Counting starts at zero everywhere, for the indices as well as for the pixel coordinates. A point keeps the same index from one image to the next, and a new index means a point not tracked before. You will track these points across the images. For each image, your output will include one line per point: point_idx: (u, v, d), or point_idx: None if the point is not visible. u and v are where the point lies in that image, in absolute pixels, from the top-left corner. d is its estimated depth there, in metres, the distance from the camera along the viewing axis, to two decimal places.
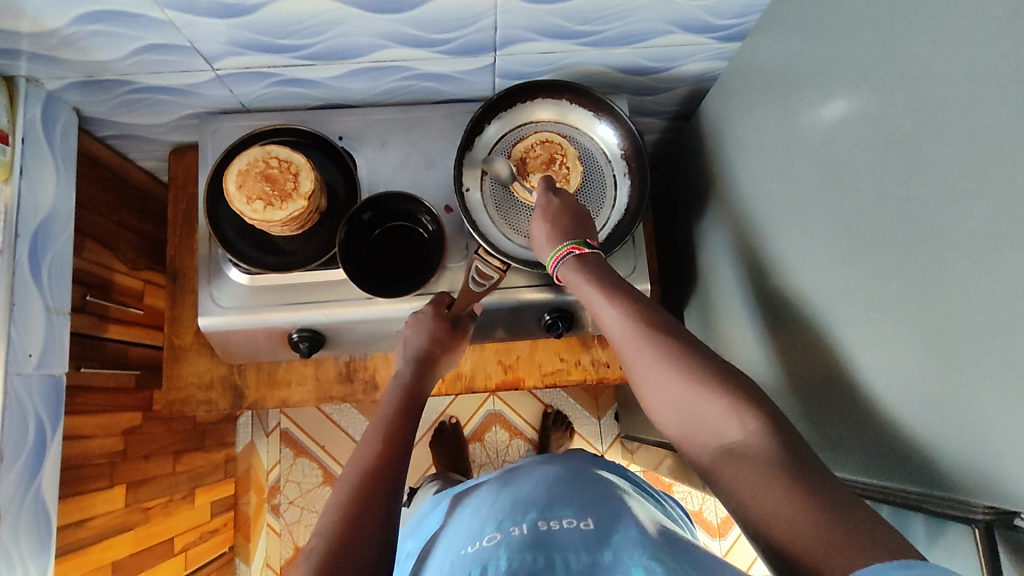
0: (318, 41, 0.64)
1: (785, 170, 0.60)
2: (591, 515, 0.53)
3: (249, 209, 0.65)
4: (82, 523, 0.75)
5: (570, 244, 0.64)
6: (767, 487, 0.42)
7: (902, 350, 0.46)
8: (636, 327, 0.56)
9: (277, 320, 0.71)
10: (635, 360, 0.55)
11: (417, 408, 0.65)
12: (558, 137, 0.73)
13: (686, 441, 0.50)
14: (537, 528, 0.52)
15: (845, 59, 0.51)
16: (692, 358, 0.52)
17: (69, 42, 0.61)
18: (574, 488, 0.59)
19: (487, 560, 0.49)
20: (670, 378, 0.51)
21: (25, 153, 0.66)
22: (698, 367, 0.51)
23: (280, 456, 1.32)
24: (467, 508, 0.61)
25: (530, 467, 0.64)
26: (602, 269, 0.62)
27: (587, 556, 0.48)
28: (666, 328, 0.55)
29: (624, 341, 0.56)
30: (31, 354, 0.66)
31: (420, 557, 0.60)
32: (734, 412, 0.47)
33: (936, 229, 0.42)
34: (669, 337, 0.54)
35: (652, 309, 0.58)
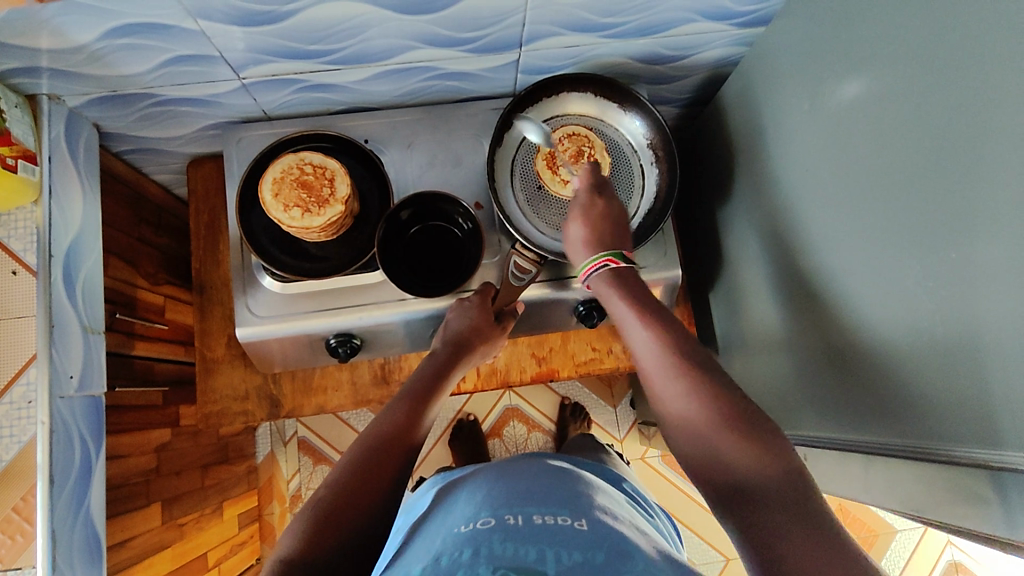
0: (346, 45, 0.64)
1: (814, 151, 0.62)
2: (586, 519, 0.53)
3: (287, 217, 0.64)
4: (124, 543, 0.75)
5: (609, 253, 0.67)
6: (770, 517, 0.47)
7: (944, 320, 0.48)
8: (665, 350, 0.60)
9: (316, 326, 0.71)
10: (663, 381, 0.59)
11: (438, 398, 0.67)
12: (584, 130, 0.74)
13: (701, 465, 0.55)
14: (530, 521, 0.52)
15: (875, 40, 0.52)
16: (725, 393, 0.56)
17: (95, 58, 0.60)
18: (566, 495, 0.58)
19: (479, 539, 0.50)
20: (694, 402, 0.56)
21: (53, 172, 0.65)
22: (725, 396, 0.56)
23: (299, 465, 1.33)
24: (458, 499, 0.62)
25: (525, 470, 0.65)
26: (631, 285, 0.66)
27: (580, 554, 0.47)
28: (698, 359, 0.59)
29: (653, 364, 0.61)
30: (72, 376, 0.65)
31: (405, 537, 0.60)
32: (751, 446, 0.52)
33: (978, 200, 0.43)
34: (705, 370, 0.58)
35: (686, 339, 0.61)
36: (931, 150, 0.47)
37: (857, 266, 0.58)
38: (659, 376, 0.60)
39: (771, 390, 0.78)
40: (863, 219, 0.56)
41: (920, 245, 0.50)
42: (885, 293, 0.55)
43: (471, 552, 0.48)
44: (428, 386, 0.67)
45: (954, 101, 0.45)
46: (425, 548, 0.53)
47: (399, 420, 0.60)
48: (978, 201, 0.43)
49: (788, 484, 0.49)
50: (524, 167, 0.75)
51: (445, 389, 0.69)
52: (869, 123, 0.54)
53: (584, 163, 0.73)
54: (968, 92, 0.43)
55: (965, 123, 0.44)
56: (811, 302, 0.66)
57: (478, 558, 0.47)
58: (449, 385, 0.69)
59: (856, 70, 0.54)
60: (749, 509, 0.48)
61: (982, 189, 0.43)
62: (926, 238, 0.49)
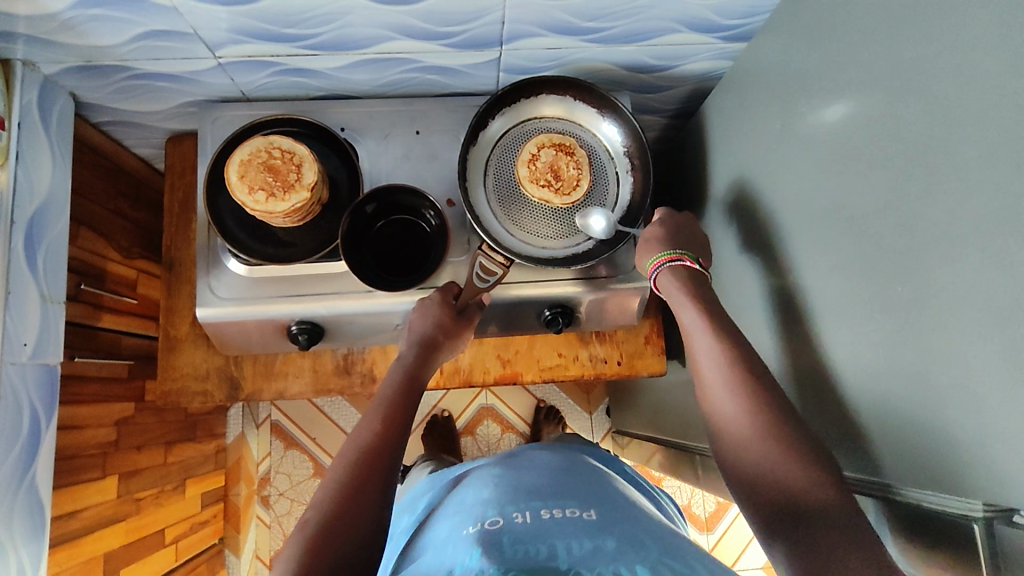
0: (323, 31, 0.63)
1: (785, 171, 0.61)
2: (594, 510, 0.54)
3: (252, 199, 0.64)
4: (74, 514, 0.74)
5: (670, 253, 0.66)
6: (830, 551, 0.43)
7: (894, 353, 0.47)
8: (734, 367, 0.56)
9: (276, 312, 0.71)
10: (726, 392, 0.55)
11: (418, 392, 0.65)
12: (559, 198, 0.72)
13: (749, 492, 0.51)
14: (538, 517, 0.52)
15: (848, 63, 0.51)
16: (774, 407, 0.53)
17: (69, 26, 0.59)
18: (584, 488, 0.59)
19: (488, 540, 0.49)
20: (758, 431, 0.52)
21: (22, 137, 0.65)
22: (778, 411, 0.52)
23: (270, 448, 1.32)
24: (464, 495, 0.61)
25: (532, 463, 0.65)
26: (698, 289, 0.64)
27: (590, 543, 0.48)
28: (749, 360, 0.56)
29: (715, 372, 0.57)
30: (26, 344, 0.65)
31: (412, 539, 0.61)
32: (817, 471, 0.49)
33: (937, 232, 0.43)
34: (759, 379, 0.55)
35: (738, 338, 0.58)
36: (896, 176, 0.47)
37: (818, 291, 0.57)
38: (712, 377, 0.57)
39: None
40: (824, 244, 0.56)
41: (877, 274, 0.49)
42: (840, 321, 0.54)
43: (481, 552, 0.47)
44: (402, 391, 0.64)
45: (922, 132, 0.44)
46: (436, 552, 0.52)
47: (370, 435, 0.58)
48: (936, 234, 0.43)
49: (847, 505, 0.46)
50: (497, 167, 0.74)
51: (425, 386, 0.67)
52: (838, 146, 0.53)
53: (546, 175, 0.72)
54: (935, 123, 0.43)
55: (931, 154, 0.43)
56: (774, 324, 0.65)
57: (489, 557, 0.46)
58: (427, 384, 0.67)
59: (829, 91, 0.53)
60: (810, 539, 0.45)
61: (943, 220, 0.42)
62: (883, 265, 0.48)
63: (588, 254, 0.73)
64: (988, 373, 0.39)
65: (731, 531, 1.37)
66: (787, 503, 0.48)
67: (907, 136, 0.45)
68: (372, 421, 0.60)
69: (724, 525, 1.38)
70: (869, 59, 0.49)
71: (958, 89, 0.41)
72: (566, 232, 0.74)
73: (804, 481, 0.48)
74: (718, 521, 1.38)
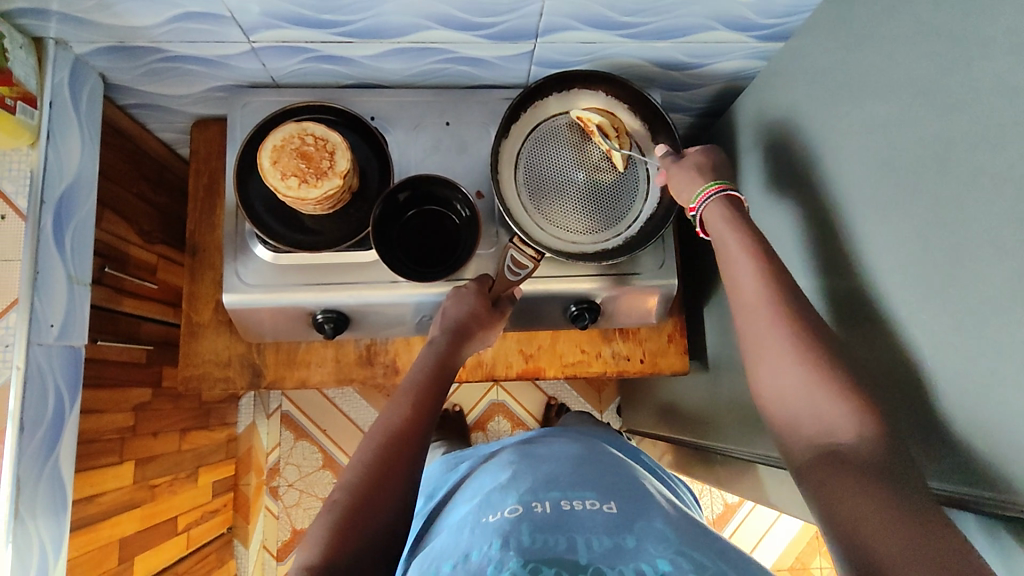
0: (359, 18, 0.63)
1: (821, 171, 0.61)
2: (614, 501, 0.53)
3: (284, 185, 0.63)
4: (92, 498, 0.74)
5: (717, 183, 0.63)
6: (859, 493, 0.43)
7: (934, 356, 0.47)
8: (783, 311, 0.54)
9: (303, 300, 0.70)
10: (772, 336, 0.53)
11: (447, 380, 0.65)
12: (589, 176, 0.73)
13: (787, 431, 0.51)
14: (558, 507, 0.52)
15: (893, 63, 0.51)
16: (819, 358, 0.51)
17: (105, 6, 0.59)
18: (606, 477, 0.58)
19: (508, 530, 0.49)
20: (799, 369, 0.51)
21: (52, 117, 0.65)
22: (825, 361, 0.50)
23: (280, 438, 1.31)
24: (482, 480, 0.61)
25: (552, 450, 0.64)
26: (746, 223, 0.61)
27: (610, 540, 0.47)
28: (799, 307, 0.54)
29: (758, 307, 0.55)
30: (53, 324, 0.65)
31: (427, 521, 0.61)
32: (861, 414, 0.47)
33: (987, 234, 0.42)
34: (809, 327, 0.53)
35: (790, 283, 0.56)
36: (942, 179, 0.46)
37: (854, 293, 0.57)
38: (758, 321, 0.55)
39: (734, 414, 0.79)
40: (862, 246, 0.55)
41: (918, 274, 0.49)
42: (877, 323, 0.54)
43: (501, 544, 0.47)
44: (432, 375, 0.64)
45: (973, 134, 0.43)
46: (452, 538, 0.52)
47: (400, 419, 0.58)
48: (989, 235, 0.42)
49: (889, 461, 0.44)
50: (529, 159, 0.73)
51: (454, 372, 0.66)
52: (880, 147, 0.53)
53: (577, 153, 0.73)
54: (988, 123, 0.42)
55: (982, 155, 0.42)
56: None
57: (508, 550, 0.46)
58: (457, 371, 0.67)
59: (871, 91, 0.53)
60: (843, 478, 0.44)
61: (993, 223, 0.42)
62: (926, 266, 0.48)
63: (617, 251, 0.73)
64: None
65: (739, 534, 1.37)
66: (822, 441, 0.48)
67: (959, 137, 0.45)
68: (401, 406, 0.59)
69: (732, 528, 1.38)
70: (918, 59, 0.49)
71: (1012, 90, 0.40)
72: (595, 227, 0.73)
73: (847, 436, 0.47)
74: (725, 524, 1.38)
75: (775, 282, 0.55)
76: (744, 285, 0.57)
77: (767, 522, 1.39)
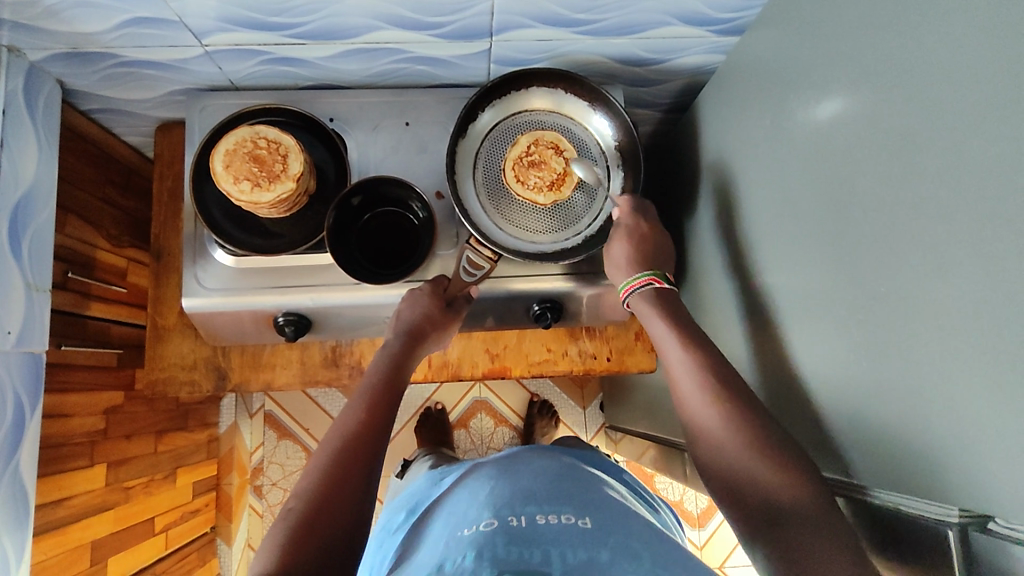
0: (310, 20, 0.63)
1: (775, 168, 0.60)
2: (590, 516, 0.53)
3: (236, 189, 0.63)
4: (61, 502, 0.74)
5: (648, 275, 0.66)
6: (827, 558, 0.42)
7: (877, 356, 0.47)
8: (707, 377, 0.56)
9: (262, 303, 0.70)
10: (702, 405, 0.54)
11: (401, 384, 0.65)
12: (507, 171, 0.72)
13: (735, 506, 0.50)
14: (534, 521, 0.52)
15: (838, 59, 0.50)
16: (748, 415, 0.52)
17: (53, 13, 0.59)
18: (582, 492, 0.58)
19: (482, 543, 0.49)
20: (731, 431, 0.52)
21: (7, 125, 0.65)
22: (751, 418, 0.52)
23: (263, 438, 1.32)
24: (461, 493, 0.61)
25: (531, 463, 0.64)
26: (673, 307, 0.63)
27: (584, 552, 0.48)
28: (725, 372, 0.56)
29: (691, 385, 0.56)
30: (9, 332, 0.65)
31: (406, 535, 0.61)
32: (790, 469, 0.48)
33: (923, 233, 0.42)
34: (734, 387, 0.54)
35: (712, 353, 0.58)
36: (882, 177, 0.46)
37: (803, 291, 0.56)
38: (689, 396, 0.56)
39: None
40: (811, 244, 0.55)
41: (862, 274, 0.48)
42: (825, 321, 0.53)
43: (474, 558, 0.47)
44: (387, 379, 0.64)
45: (909, 131, 0.43)
46: (428, 553, 0.52)
47: (354, 424, 0.57)
48: (924, 234, 0.42)
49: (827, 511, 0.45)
50: (487, 160, 0.73)
51: (407, 374, 0.66)
52: (827, 144, 0.52)
53: (536, 155, 0.72)
54: (921, 122, 0.42)
55: (918, 153, 0.42)
56: (761, 323, 0.65)
57: (482, 565, 0.46)
58: (411, 375, 0.67)
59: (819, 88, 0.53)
60: (803, 548, 0.44)
61: (931, 221, 0.41)
62: (869, 265, 0.47)
63: (576, 250, 0.72)
64: (972, 377, 0.38)
65: (722, 528, 1.37)
66: (770, 513, 0.47)
67: (897, 135, 0.44)
68: (356, 412, 0.59)
69: (715, 522, 1.38)
70: (859, 55, 0.48)
71: (943, 87, 0.40)
72: (555, 227, 0.73)
73: (784, 493, 0.47)
74: (709, 518, 1.38)
75: (706, 358, 0.57)
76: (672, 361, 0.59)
77: None
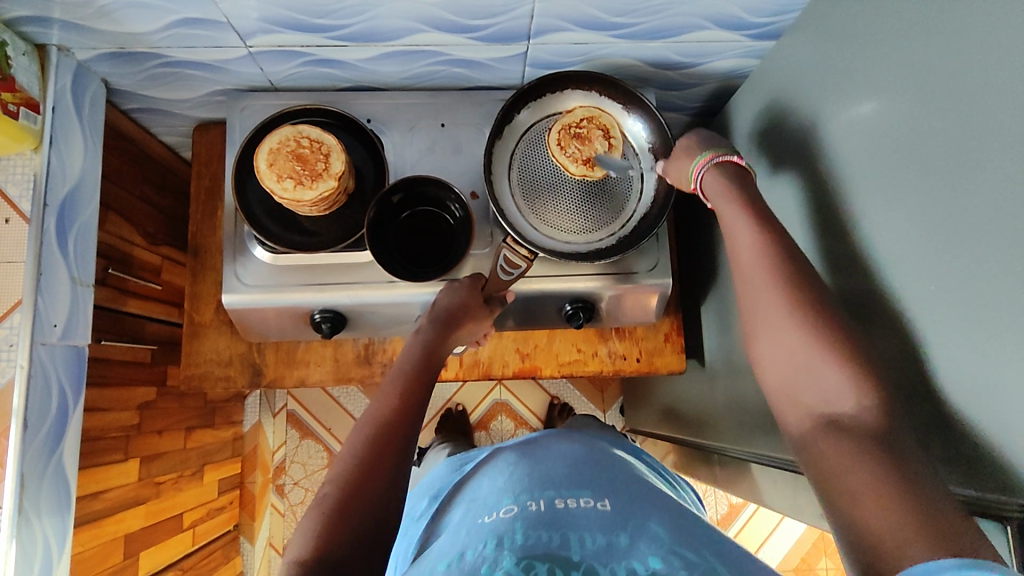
0: (352, 22, 0.64)
1: (811, 169, 0.61)
2: (609, 499, 0.53)
3: (279, 187, 0.64)
4: (98, 494, 0.75)
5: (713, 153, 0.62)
6: (856, 466, 0.43)
7: (921, 355, 0.47)
8: (775, 270, 0.53)
9: (300, 300, 0.71)
10: (767, 302, 0.52)
11: (432, 370, 0.65)
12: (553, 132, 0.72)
13: (789, 411, 0.50)
14: (553, 505, 0.52)
15: (880, 60, 0.51)
16: (817, 315, 0.50)
17: (104, 13, 0.60)
18: (605, 476, 0.58)
19: (503, 531, 0.49)
20: (797, 333, 0.50)
21: (55, 122, 0.67)
22: (822, 318, 0.50)
23: (286, 437, 1.33)
24: (483, 479, 0.61)
25: (554, 448, 0.64)
26: (743, 188, 0.59)
27: (603, 537, 0.48)
28: (796, 264, 0.53)
29: (760, 284, 0.53)
30: (55, 325, 0.67)
31: (429, 523, 0.61)
32: (856, 378, 0.47)
33: (970, 232, 0.42)
34: (804, 283, 0.52)
35: (784, 242, 0.54)
36: (924, 177, 0.46)
37: (842, 291, 0.57)
38: (754, 289, 0.54)
39: (731, 413, 0.79)
40: (850, 244, 0.55)
41: (902, 271, 0.49)
42: (865, 321, 0.54)
43: (494, 544, 0.48)
44: (419, 365, 0.65)
45: (952, 131, 0.43)
46: (451, 539, 0.52)
47: (387, 411, 0.58)
48: (970, 234, 0.42)
49: (886, 427, 0.44)
50: (523, 160, 0.74)
51: (441, 360, 0.67)
52: (864, 145, 0.53)
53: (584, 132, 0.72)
54: (965, 122, 0.42)
55: (964, 154, 0.42)
56: None
57: (502, 552, 0.46)
58: (444, 359, 0.68)
59: (861, 90, 0.53)
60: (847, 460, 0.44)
61: (977, 219, 0.41)
62: (911, 264, 0.48)
63: (611, 250, 0.73)
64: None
65: (744, 534, 1.36)
66: (826, 420, 0.47)
67: (941, 135, 0.45)
68: (388, 398, 0.60)
69: (737, 527, 1.37)
70: (900, 58, 0.48)
71: (991, 87, 0.40)
72: (590, 227, 0.74)
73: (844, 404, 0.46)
74: (730, 524, 1.37)
75: (778, 259, 0.53)
76: (736, 251, 0.56)
77: (773, 521, 1.38)
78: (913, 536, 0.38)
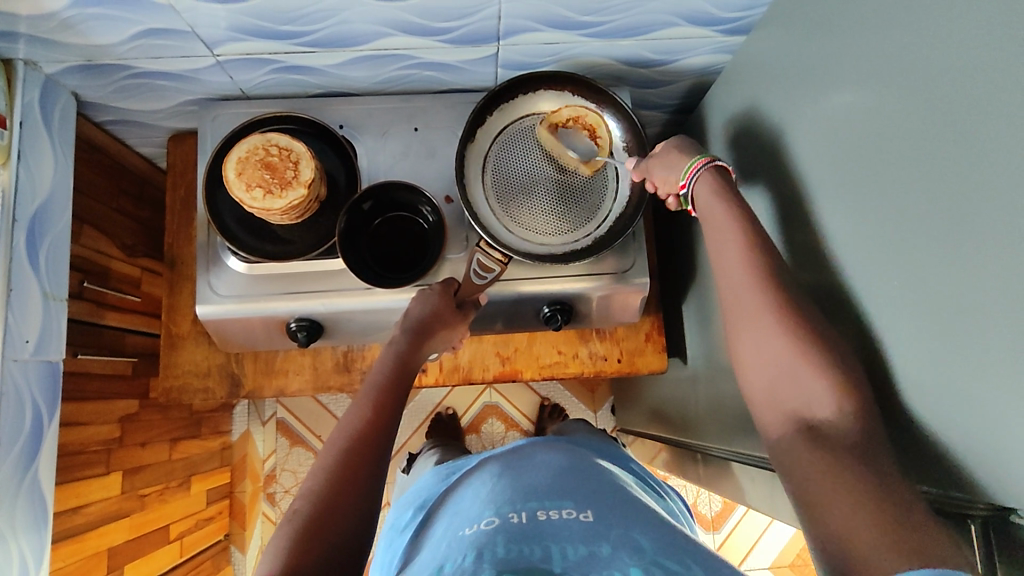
0: (319, 28, 0.63)
1: (782, 164, 0.60)
2: (591, 509, 0.53)
3: (249, 196, 0.64)
4: (78, 509, 0.75)
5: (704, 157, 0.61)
6: (830, 487, 0.43)
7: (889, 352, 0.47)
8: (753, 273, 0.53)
9: (275, 309, 0.71)
10: (744, 308, 0.52)
11: (406, 380, 0.65)
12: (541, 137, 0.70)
13: (764, 407, 0.50)
14: (535, 518, 0.52)
15: (845, 54, 0.50)
16: (794, 319, 0.50)
17: (68, 26, 0.60)
18: (587, 486, 0.57)
19: (483, 543, 0.48)
20: (776, 335, 0.50)
21: (24, 136, 0.66)
22: (800, 321, 0.50)
23: (275, 445, 1.32)
24: (466, 492, 0.61)
25: (536, 458, 0.64)
26: (728, 190, 0.58)
27: (585, 548, 0.47)
28: (774, 267, 0.53)
29: (737, 285, 0.53)
30: (27, 341, 0.66)
31: (413, 537, 0.60)
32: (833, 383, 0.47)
33: (932, 227, 0.42)
34: (781, 285, 0.52)
35: (766, 246, 0.54)
36: (888, 171, 0.46)
37: (814, 288, 0.56)
38: (734, 294, 0.53)
39: (713, 412, 0.79)
40: (820, 240, 0.55)
41: (869, 268, 0.48)
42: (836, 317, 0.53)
43: (474, 556, 0.47)
44: (395, 374, 0.64)
45: (914, 123, 0.43)
46: (431, 554, 0.52)
47: (360, 423, 0.57)
48: (933, 229, 0.42)
49: (868, 435, 0.44)
50: (496, 163, 0.74)
51: (415, 372, 0.67)
52: (831, 140, 0.52)
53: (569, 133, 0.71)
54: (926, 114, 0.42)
55: (925, 147, 0.42)
56: None
57: (482, 565, 0.46)
58: (418, 370, 0.67)
59: (828, 85, 0.53)
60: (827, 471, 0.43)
61: (938, 211, 0.41)
62: (878, 261, 0.47)
63: (587, 251, 0.72)
64: (989, 370, 0.38)
65: (738, 530, 1.36)
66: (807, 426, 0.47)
67: (903, 128, 0.44)
68: (362, 410, 0.59)
69: (731, 524, 1.37)
70: (865, 51, 0.48)
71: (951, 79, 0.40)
72: (565, 229, 0.73)
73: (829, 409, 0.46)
74: (723, 521, 1.37)
75: (763, 275, 0.52)
76: (717, 257, 0.56)
77: (766, 517, 1.38)
78: (890, 553, 0.38)
